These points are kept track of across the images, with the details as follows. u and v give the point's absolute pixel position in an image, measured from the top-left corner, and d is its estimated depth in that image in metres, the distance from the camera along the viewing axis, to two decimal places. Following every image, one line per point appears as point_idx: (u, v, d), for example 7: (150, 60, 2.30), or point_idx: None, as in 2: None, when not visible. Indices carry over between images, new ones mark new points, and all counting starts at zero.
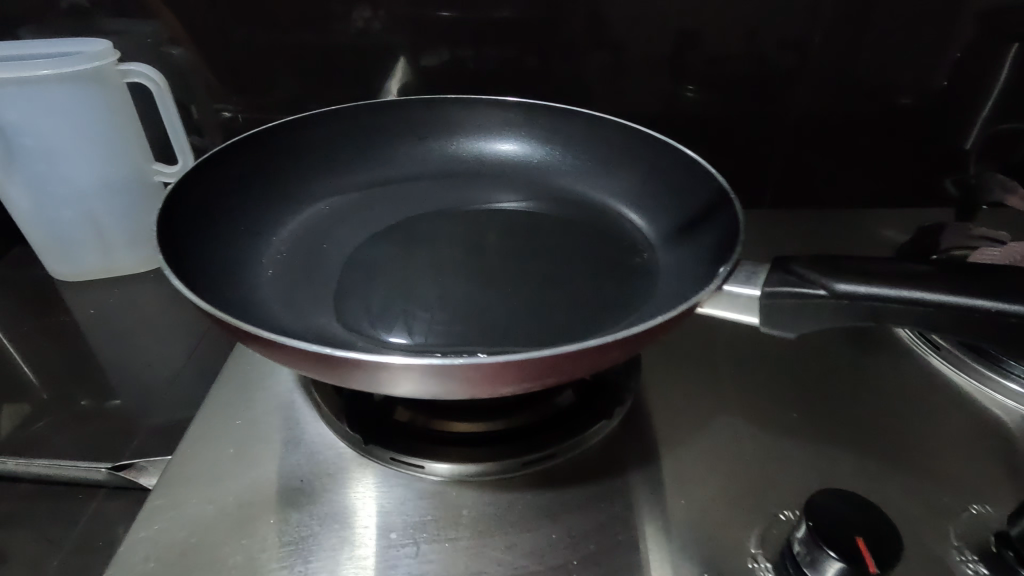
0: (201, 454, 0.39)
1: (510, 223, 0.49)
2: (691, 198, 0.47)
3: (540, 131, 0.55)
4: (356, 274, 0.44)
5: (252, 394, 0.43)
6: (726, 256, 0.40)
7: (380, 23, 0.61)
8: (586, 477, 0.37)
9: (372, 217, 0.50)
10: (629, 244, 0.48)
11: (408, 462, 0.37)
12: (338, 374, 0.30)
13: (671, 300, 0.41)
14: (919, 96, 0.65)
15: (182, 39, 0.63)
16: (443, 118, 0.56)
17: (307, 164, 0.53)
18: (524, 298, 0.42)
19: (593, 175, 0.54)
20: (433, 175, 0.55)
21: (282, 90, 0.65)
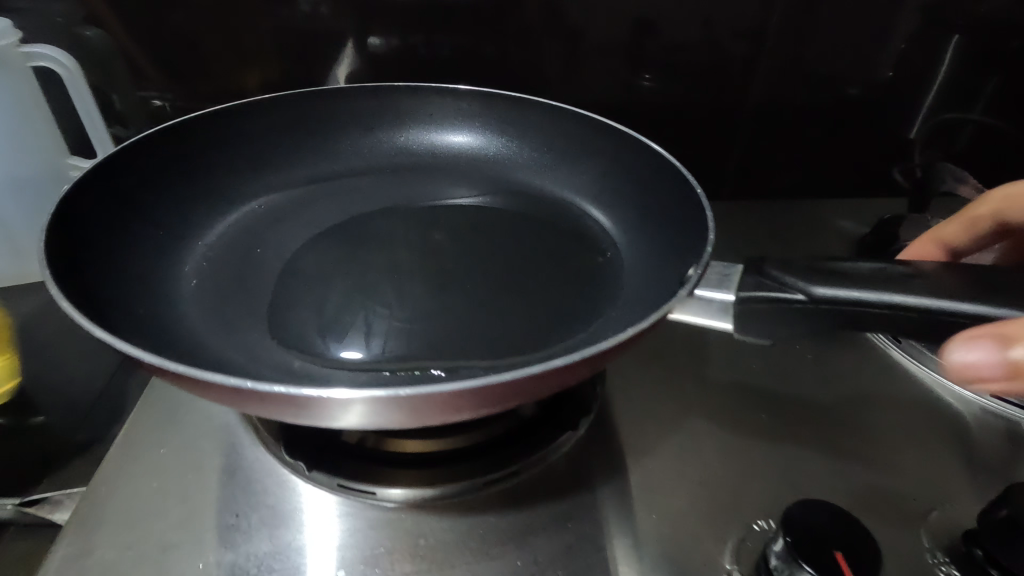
0: (120, 490, 0.34)
1: (466, 220, 0.46)
2: (656, 191, 0.45)
3: (496, 122, 0.52)
4: (298, 280, 0.40)
5: (182, 417, 0.39)
6: (693, 257, 0.38)
7: (321, 3, 0.57)
8: (553, 495, 0.35)
9: (315, 216, 0.46)
10: (592, 242, 0.45)
11: (357, 489, 0.34)
12: (269, 408, 0.26)
13: (636, 305, 0.39)
14: (866, 88, 0.65)
15: (96, 19, 0.56)
16: (392, 108, 0.52)
17: (240, 160, 0.48)
18: (483, 300, 0.39)
19: (553, 167, 0.51)
20: (383, 170, 0.51)
21: (216, 77, 0.59)
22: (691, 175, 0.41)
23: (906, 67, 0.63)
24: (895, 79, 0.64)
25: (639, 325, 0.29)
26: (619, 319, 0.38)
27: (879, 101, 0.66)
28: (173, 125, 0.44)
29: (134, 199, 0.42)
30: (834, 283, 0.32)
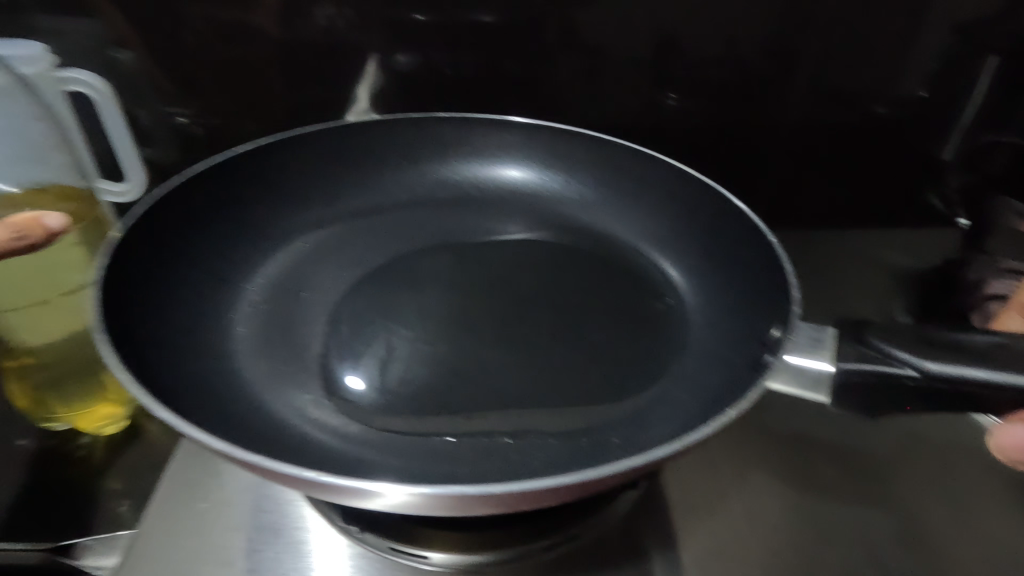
0: (162, 553, 0.33)
1: (522, 259, 0.47)
2: (719, 236, 0.45)
3: (545, 154, 0.51)
4: (349, 326, 0.41)
5: (222, 467, 0.37)
6: (779, 317, 0.38)
7: (347, 23, 0.56)
8: (615, 558, 0.34)
9: (366, 253, 0.46)
10: (652, 287, 0.45)
11: (410, 553, 0.32)
12: (338, 495, 0.26)
13: (707, 362, 0.40)
14: (892, 105, 0.62)
15: (125, 41, 0.55)
16: (435, 138, 0.51)
17: (277, 192, 0.47)
18: (536, 347, 0.40)
19: (606, 201, 0.51)
20: (427, 201, 0.50)
21: (241, 96, 0.59)
22: (763, 225, 0.42)
23: (946, 89, 0.61)
24: (934, 101, 0.62)
25: (726, 417, 0.28)
26: (690, 376, 0.39)
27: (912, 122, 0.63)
28: (220, 159, 0.43)
29: (179, 240, 0.41)
30: (944, 358, 0.33)
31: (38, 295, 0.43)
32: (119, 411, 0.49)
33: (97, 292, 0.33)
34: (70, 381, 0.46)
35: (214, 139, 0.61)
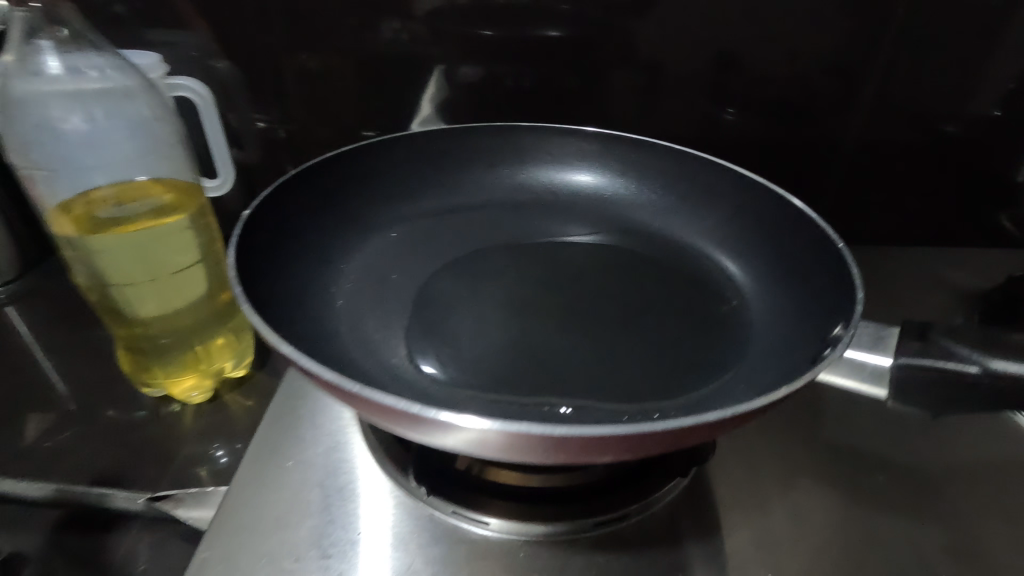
0: (253, 500, 0.37)
1: (590, 257, 0.51)
2: (782, 241, 0.48)
3: (613, 162, 0.56)
4: (426, 309, 0.45)
5: (304, 431, 0.41)
6: (841, 318, 0.38)
7: (421, 35, 0.60)
8: (660, 541, 0.35)
9: (450, 245, 0.51)
10: (717, 289, 0.48)
11: (473, 518, 0.35)
12: (429, 431, 0.28)
13: (766, 359, 0.41)
14: (963, 124, 0.62)
15: (226, 52, 0.61)
16: (512, 145, 0.57)
17: (365, 192, 0.53)
18: (605, 334, 0.43)
19: (672, 207, 0.54)
20: (503, 203, 0.56)
21: (322, 102, 0.64)
22: (830, 229, 0.43)
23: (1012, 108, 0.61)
24: (999, 120, 0.62)
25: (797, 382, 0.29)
26: (751, 375, 0.40)
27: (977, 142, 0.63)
28: (333, 154, 0.50)
29: (290, 219, 0.47)
30: (1004, 358, 0.42)
31: (159, 271, 0.49)
32: (207, 383, 0.54)
33: (232, 250, 0.38)
34: (172, 352, 0.52)
35: (296, 141, 0.66)
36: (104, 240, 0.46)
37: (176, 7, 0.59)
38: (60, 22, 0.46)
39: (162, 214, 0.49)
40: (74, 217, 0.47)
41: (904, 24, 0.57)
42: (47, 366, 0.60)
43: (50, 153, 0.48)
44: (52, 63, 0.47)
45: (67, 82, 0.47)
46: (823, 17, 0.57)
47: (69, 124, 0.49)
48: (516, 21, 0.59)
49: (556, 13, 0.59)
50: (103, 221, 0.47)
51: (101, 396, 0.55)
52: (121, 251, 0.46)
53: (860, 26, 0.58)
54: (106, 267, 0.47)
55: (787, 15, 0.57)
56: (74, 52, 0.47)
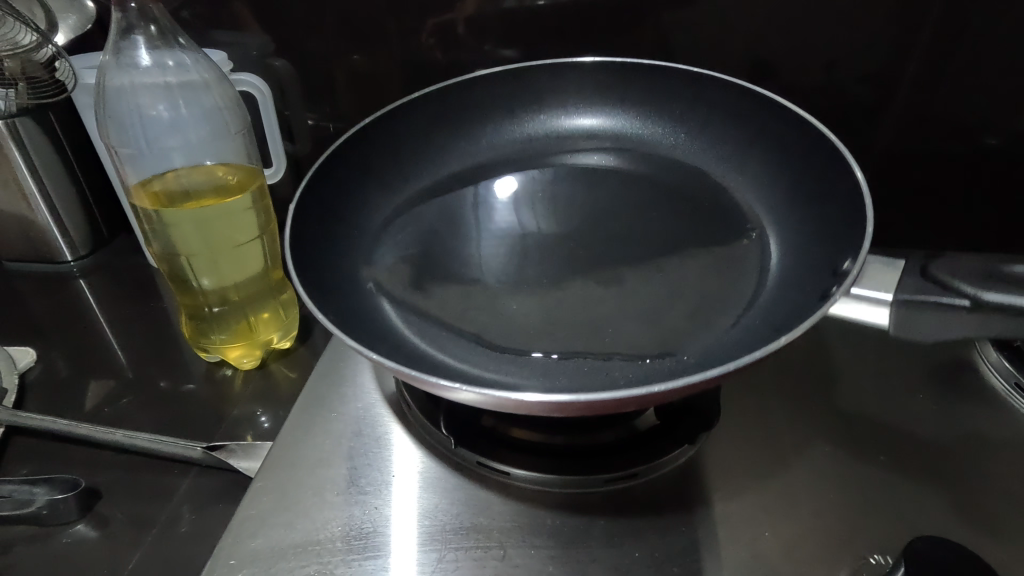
0: (301, 444, 0.44)
1: (614, 180, 0.60)
2: (795, 157, 0.55)
3: (630, 98, 0.64)
4: (467, 268, 0.52)
5: (345, 387, 0.48)
6: (853, 252, 0.44)
7: (462, 40, 0.64)
8: (658, 502, 0.40)
9: (485, 189, 0.60)
10: (735, 209, 0.56)
11: (494, 468, 0.41)
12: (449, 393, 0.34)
13: (786, 283, 0.48)
14: (1007, 137, 0.63)
15: (285, 52, 0.67)
16: (539, 90, 0.64)
17: (403, 151, 0.60)
18: (623, 275, 0.51)
19: (688, 132, 0.62)
20: (527, 145, 0.64)
21: (369, 100, 0.69)
22: (848, 154, 0.49)
23: None
24: None
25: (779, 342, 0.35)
26: (764, 290, 0.48)
27: (1006, 152, 0.64)
28: (365, 122, 0.57)
29: (331, 201, 0.54)
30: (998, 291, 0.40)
31: (221, 243, 0.54)
32: (256, 352, 0.59)
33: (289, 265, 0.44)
34: (226, 320, 0.57)
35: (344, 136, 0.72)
36: (175, 213, 0.51)
37: (239, 12, 0.65)
38: (151, 20, 0.52)
39: (226, 195, 0.54)
40: (152, 193, 0.53)
41: (931, 35, 0.59)
42: (114, 334, 0.66)
43: (138, 136, 0.55)
44: (144, 56, 0.53)
45: (156, 75, 0.55)
46: (850, 27, 0.59)
47: (155, 111, 0.55)
48: (553, 27, 0.63)
49: (592, 19, 0.62)
50: (176, 198, 0.53)
51: (162, 363, 0.62)
52: (189, 224, 0.52)
53: (886, 37, 0.59)
54: (177, 238, 0.53)
55: (815, 24, 0.60)
56: (164, 48, 0.54)
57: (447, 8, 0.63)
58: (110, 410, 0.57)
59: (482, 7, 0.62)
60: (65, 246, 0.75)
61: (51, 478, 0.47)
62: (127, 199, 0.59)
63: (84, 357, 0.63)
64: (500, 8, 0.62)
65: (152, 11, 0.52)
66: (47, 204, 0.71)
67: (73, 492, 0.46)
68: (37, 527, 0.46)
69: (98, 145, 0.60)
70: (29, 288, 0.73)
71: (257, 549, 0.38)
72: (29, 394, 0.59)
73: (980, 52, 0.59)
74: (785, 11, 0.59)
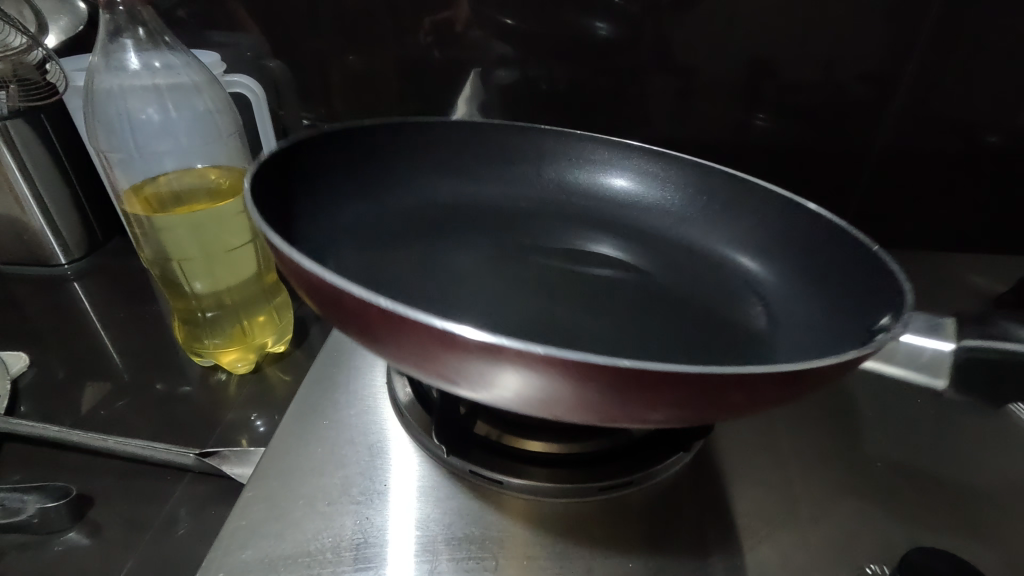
0: (292, 453, 0.44)
1: (603, 262, 0.55)
2: (816, 267, 0.49)
3: (652, 169, 0.61)
4: (443, 290, 0.48)
5: (338, 397, 0.48)
6: (890, 307, 0.39)
7: (459, 37, 0.64)
8: (653, 512, 0.40)
9: (476, 237, 0.56)
10: (744, 299, 0.51)
11: (486, 476, 0.40)
12: (477, 382, 0.31)
13: (799, 355, 0.43)
14: (1007, 134, 0.63)
15: (280, 53, 0.67)
16: (562, 150, 0.63)
17: (387, 179, 0.58)
18: (629, 332, 0.46)
19: (696, 212, 0.59)
20: (530, 205, 0.62)
21: (365, 100, 0.68)
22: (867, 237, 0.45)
23: None
24: None
25: (842, 356, 0.30)
26: (785, 353, 0.44)
27: (1007, 152, 0.64)
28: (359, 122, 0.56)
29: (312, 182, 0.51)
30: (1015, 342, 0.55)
31: (213, 247, 0.53)
32: (251, 356, 0.59)
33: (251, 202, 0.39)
34: (220, 325, 0.57)
35: None
36: (166, 218, 0.51)
37: (234, 12, 0.65)
38: (140, 23, 0.51)
39: (219, 198, 0.54)
40: (143, 197, 0.53)
41: (931, 33, 0.58)
42: (108, 338, 0.66)
43: (127, 139, 0.55)
44: (132, 60, 0.53)
45: (145, 78, 0.54)
46: (850, 25, 0.59)
47: (145, 114, 0.55)
48: (550, 26, 0.62)
49: (589, 18, 0.61)
50: (167, 202, 0.53)
51: (156, 368, 0.61)
52: (180, 228, 0.51)
53: (885, 35, 0.59)
54: (169, 243, 0.52)
55: (814, 22, 0.59)
56: (151, 50, 0.53)
57: (443, 8, 0.62)
58: (104, 414, 0.56)
59: (479, 7, 0.62)
60: (59, 249, 0.74)
61: (42, 486, 0.47)
62: (118, 203, 0.59)
63: (78, 361, 0.63)
64: (496, 7, 0.62)
65: (141, 14, 0.51)
66: (40, 206, 0.70)
67: (64, 500, 0.46)
68: (28, 535, 0.45)
69: (90, 147, 0.60)
70: (23, 291, 0.73)
71: (246, 560, 0.37)
72: (22, 398, 0.58)
73: (980, 49, 0.59)
74: (785, 7, 0.59)
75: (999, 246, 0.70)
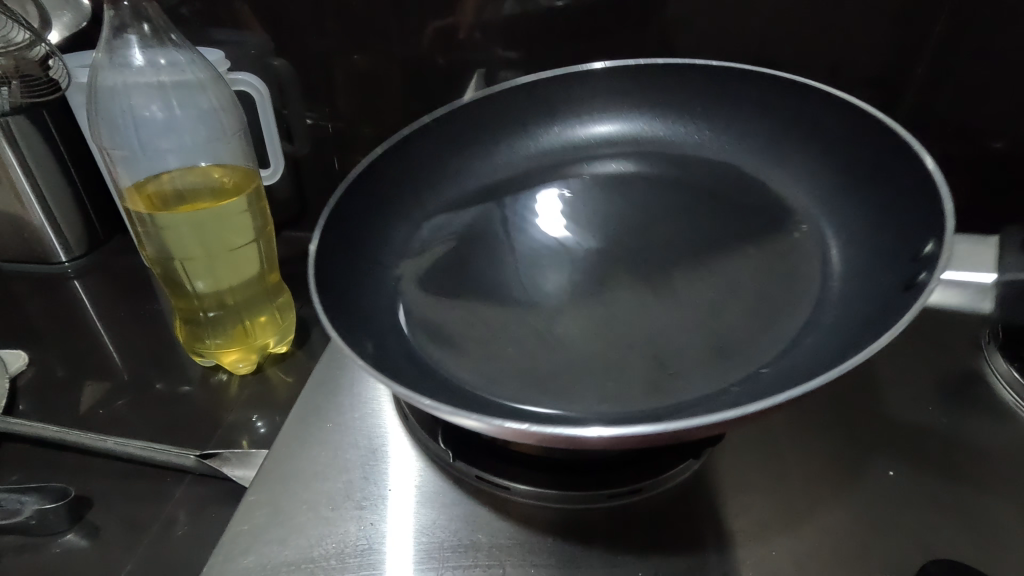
0: (295, 457, 0.43)
1: (644, 187, 0.60)
2: (851, 151, 0.54)
3: (652, 102, 0.63)
4: (511, 287, 0.51)
5: (342, 398, 0.47)
6: (935, 234, 0.44)
7: (462, 38, 0.63)
8: (662, 519, 0.39)
9: (517, 198, 0.60)
10: (788, 209, 0.55)
11: (494, 483, 0.40)
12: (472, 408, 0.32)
13: (852, 278, 0.48)
14: (1014, 140, 0.62)
15: (284, 51, 0.66)
16: (551, 102, 0.63)
17: (435, 174, 0.60)
18: (675, 278, 0.51)
19: (717, 131, 0.61)
20: (547, 159, 0.63)
21: (368, 100, 0.68)
22: (917, 144, 0.48)
23: None
24: None
25: (832, 372, 0.33)
26: (841, 281, 0.48)
27: (1017, 157, 0.63)
28: (380, 151, 0.56)
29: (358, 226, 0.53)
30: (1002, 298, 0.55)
31: (216, 247, 0.53)
32: (252, 356, 0.58)
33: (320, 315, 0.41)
34: (221, 325, 0.56)
35: (342, 137, 0.71)
36: (169, 216, 0.50)
37: (238, 10, 0.64)
38: (144, 19, 0.52)
39: (222, 197, 0.53)
40: (145, 195, 0.52)
41: (939, 37, 0.58)
42: (108, 337, 0.65)
43: (131, 137, 0.54)
44: (137, 56, 0.53)
45: (149, 74, 0.53)
46: (859, 29, 0.58)
47: (148, 111, 0.54)
48: (556, 26, 0.62)
49: (595, 17, 0.61)
50: (169, 200, 0.52)
51: (156, 366, 0.61)
52: (183, 227, 0.51)
53: (894, 38, 0.58)
54: (171, 242, 0.52)
55: (823, 25, 0.58)
56: (157, 46, 0.53)
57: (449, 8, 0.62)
58: (103, 412, 0.56)
59: (483, 7, 0.61)
60: (60, 246, 0.74)
61: (40, 486, 0.46)
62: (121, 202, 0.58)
63: (79, 360, 0.62)
64: (502, 7, 0.61)
65: (146, 10, 0.52)
66: (41, 203, 0.69)
67: (62, 501, 0.45)
68: (26, 537, 0.45)
69: (93, 146, 0.59)
70: (23, 288, 0.72)
71: (249, 566, 0.37)
72: (21, 397, 0.58)
73: (990, 54, 0.58)
74: (790, 12, 0.58)
75: None
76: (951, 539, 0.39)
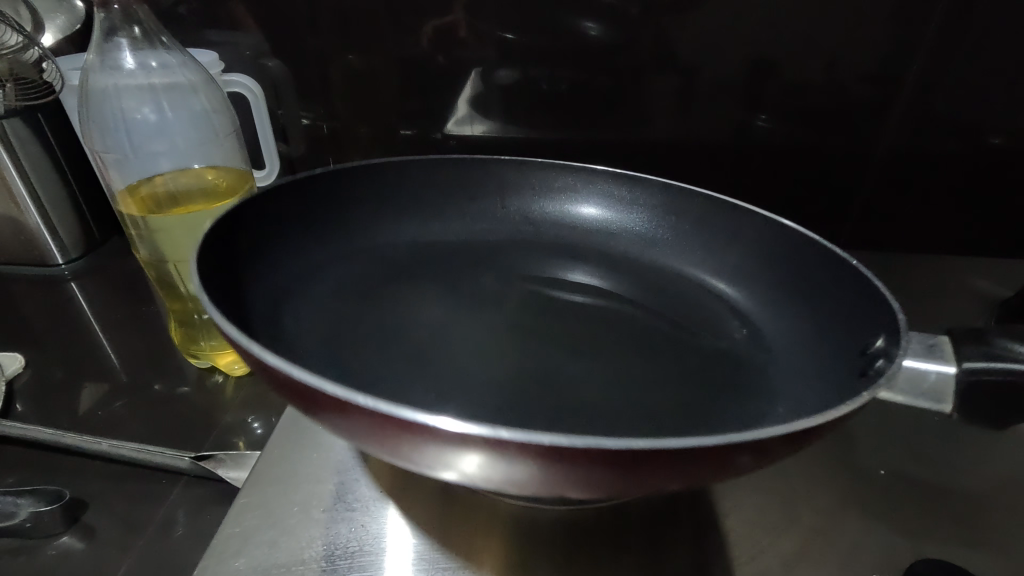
0: (289, 459, 0.43)
1: (580, 290, 0.56)
2: (787, 273, 0.53)
3: (602, 197, 0.63)
4: (407, 347, 0.48)
5: None
6: (885, 330, 0.41)
7: (460, 37, 0.63)
8: (653, 519, 0.40)
9: (452, 279, 0.57)
10: (722, 327, 0.52)
11: (484, 484, 0.40)
12: (436, 462, 0.30)
13: (803, 391, 0.45)
14: (1010, 136, 0.62)
15: (279, 52, 0.66)
16: (506, 181, 0.64)
17: (370, 227, 0.60)
18: (602, 366, 0.47)
19: (660, 242, 0.61)
20: (491, 239, 0.62)
21: (365, 100, 0.68)
22: (841, 250, 0.48)
23: None
24: None
25: (792, 426, 0.28)
26: (785, 381, 0.46)
27: (1011, 152, 0.63)
28: (314, 171, 0.56)
29: (270, 256, 0.51)
30: None
31: None
32: None
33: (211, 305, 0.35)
34: (216, 327, 0.57)
35: (337, 137, 0.71)
36: (162, 218, 0.50)
37: (233, 11, 0.64)
38: (134, 21, 0.52)
39: (215, 198, 0.53)
40: (138, 197, 0.52)
41: (936, 33, 0.58)
42: (105, 338, 0.65)
43: (123, 140, 0.54)
44: (127, 58, 0.53)
45: (141, 77, 0.53)
46: (856, 25, 0.58)
47: (140, 114, 0.54)
48: (552, 24, 0.62)
49: (590, 15, 0.61)
50: (163, 203, 0.52)
51: (152, 368, 0.61)
52: (176, 229, 0.51)
53: (891, 34, 0.58)
54: (164, 244, 0.52)
55: (819, 22, 0.58)
56: (147, 49, 0.53)
57: (445, 8, 0.62)
58: (100, 414, 0.56)
59: (480, 6, 0.61)
60: (56, 249, 0.74)
61: (35, 489, 0.46)
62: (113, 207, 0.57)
63: (75, 361, 0.62)
64: (499, 8, 0.61)
65: (136, 12, 0.52)
66: (37, 205, 0.69)
67: (57, 503, 0.45)
68: (22, 539, 0.45)
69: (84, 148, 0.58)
70: (20, 290, 0.72)
71: (240, 569, 0.37)
72: (18, 399, 0.58)
73: (987, 49, 0.58)
74: (788, 9, 0.58)
75: (1002, 247, 0.69)
76: (942, 542, 0.39)
